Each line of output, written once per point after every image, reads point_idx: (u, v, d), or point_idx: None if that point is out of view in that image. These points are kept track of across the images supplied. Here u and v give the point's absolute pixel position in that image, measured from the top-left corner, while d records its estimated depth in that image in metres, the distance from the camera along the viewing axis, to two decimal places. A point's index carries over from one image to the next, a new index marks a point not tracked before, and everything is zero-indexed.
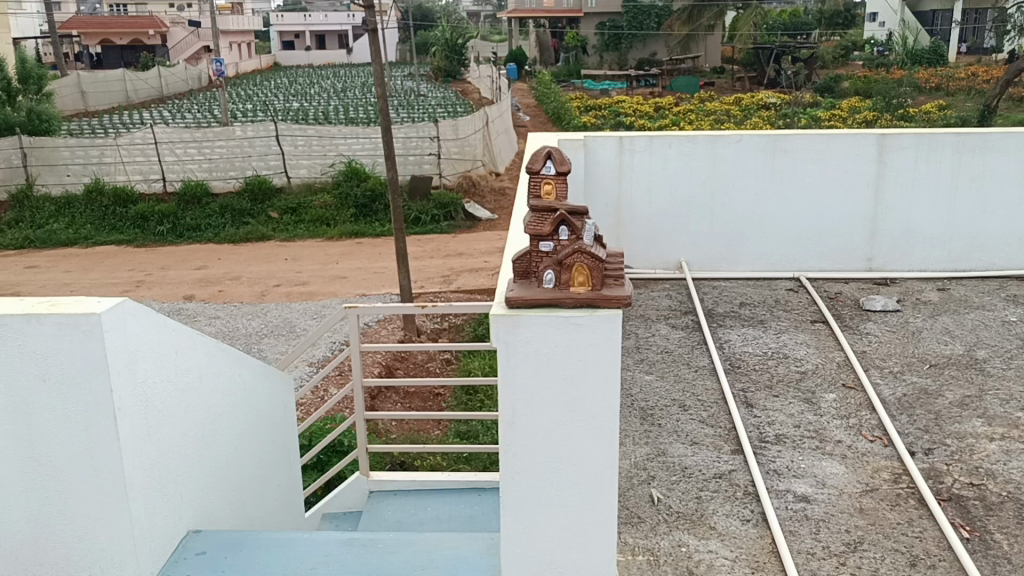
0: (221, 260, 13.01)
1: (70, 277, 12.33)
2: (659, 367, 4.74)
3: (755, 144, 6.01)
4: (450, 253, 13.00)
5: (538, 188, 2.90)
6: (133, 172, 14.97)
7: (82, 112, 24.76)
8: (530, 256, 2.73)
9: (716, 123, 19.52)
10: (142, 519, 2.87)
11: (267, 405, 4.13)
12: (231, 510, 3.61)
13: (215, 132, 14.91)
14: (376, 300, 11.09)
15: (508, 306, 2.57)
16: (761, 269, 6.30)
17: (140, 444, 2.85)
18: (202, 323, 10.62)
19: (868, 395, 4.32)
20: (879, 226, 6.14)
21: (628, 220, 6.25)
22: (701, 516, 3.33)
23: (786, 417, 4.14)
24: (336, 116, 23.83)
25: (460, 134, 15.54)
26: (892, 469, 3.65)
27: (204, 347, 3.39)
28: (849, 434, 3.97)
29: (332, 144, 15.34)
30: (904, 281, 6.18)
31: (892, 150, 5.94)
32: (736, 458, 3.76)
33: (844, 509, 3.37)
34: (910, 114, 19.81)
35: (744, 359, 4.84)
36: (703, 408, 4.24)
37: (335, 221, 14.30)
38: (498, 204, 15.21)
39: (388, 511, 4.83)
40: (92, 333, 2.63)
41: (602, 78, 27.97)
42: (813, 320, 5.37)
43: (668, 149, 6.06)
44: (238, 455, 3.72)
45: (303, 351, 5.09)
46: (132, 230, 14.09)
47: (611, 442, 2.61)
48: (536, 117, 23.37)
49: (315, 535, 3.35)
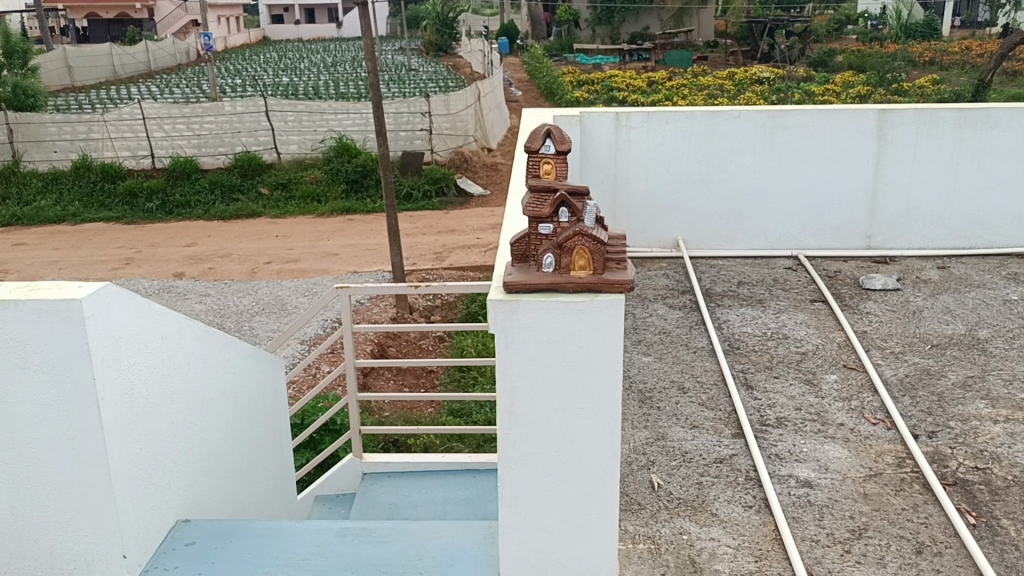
0: (211, 237, 12.86)
1: (59, 255, 12.18)
2: (656, 348, 4.66)
3: (754, 119, 5.89)
4: (442, 230, 12.88)
5: (537, 167, 2.79)
6: (121, 148, 14.75)
7: (69, 87, 24.40)
8: (529, 239, 2.62)
9: (709, 98, 19.37)
10: (128, 511, 2.78)
11: (258, 389, 4.04)
12: (222, 498, 3.53)
13: (204, 107, 14.69)
14: (368, 278, 10.98)
15: (506, 291, 2.46)
16: (759, 247, 6.21)
17: (124, 432, 2.76)
18: (193, 301, 10.50)
19: (870, 376, 4.25)
20: (878, 204, 6.05)
21: (624, 197, 6.15)
22: (702, 503, 3.26)
23: (786, 400, 4.07)
24: (326, 91, 23.58)
25: (452, 109, 15.35)
26: (896, 453, 3.59)
27: (192, 331, 3.29)
28: (851, 416, 3.90)
29: (322, 120, 15.14)
30: (903, 258, 6.09)
31: (893, 126, 5.84)
32: (737, 442, 3.68)
33: (847, 495, 3.30)
34: (904, 89, 19.72)
35: (743, 339, 4.76)
36: (702, 390, 4.17)
37: (326, 197, 14.15)
38: (490, 179, 15.08)
39: (382, 493, 4.77)
40: (73, 319, 2.52)
41: (594, 52, 27.78)
42: (813, 300, 5.29)
43: (665, 125, 5.95)
44: (227, 442, 3.63)
45: (292, 334, 4.95)
46: (121, 206, 13.92)
47: (613, 430, 2.53)
48: (528, 92, 23.14)
49: (308, 524, 3.27)
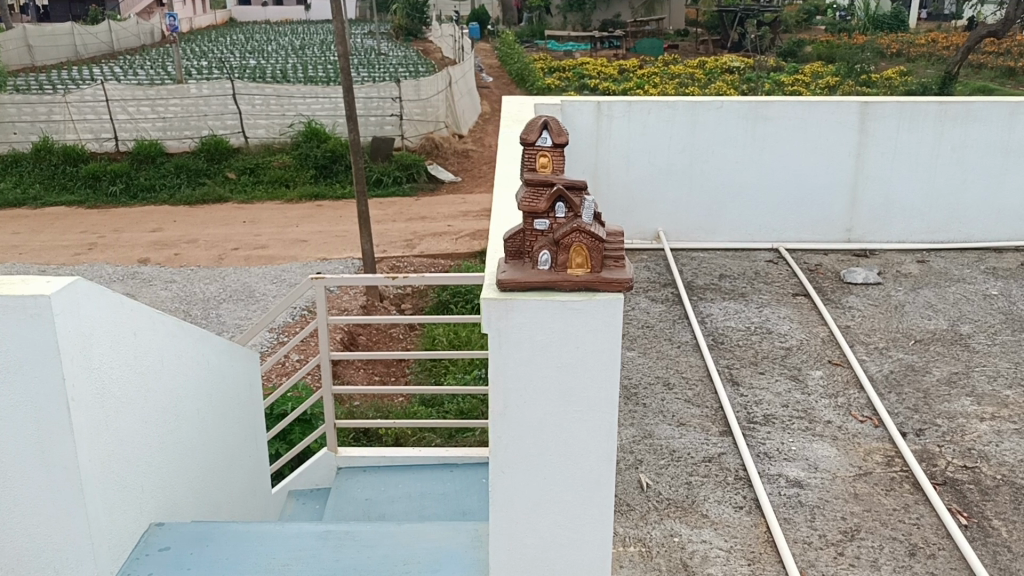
0: (177, 222, 12.59)
1: (19, 239, 11.87)
2: (640, 343, 4.60)
3: (737, 110, 5.83)
4: (413, 217, 12.73)
5: (533, 161, 2.68)
6: (83, 130, 14.37)
7: (29, 67, 23.79)
8: (524, 234, 2.52)
9: (681, 87, 19.36)
10: (100, 517, 2.65)
11: (232, 385, 3.90)
12: (196, 499, 3.42)
13: (169, 90, 14.37)
14: (338, 265, 10.82)
15: (499, 290, 2.37)
16: (739, 240, 6.17)
17: (96, 435, 2.62)
18: (158, 288, 10.27)
19: (856, 372, 4.22)
20: (859, 196, 6.03)
21: (605, 187, 6.07)
22: (693, 504, 3.20)
23: (773, 396, 4.02)
24: (294, 74, 23.25)
25: (422, 94, 15.10)
26: (885, 451, 3.56)
27: (165, 326, 3.16)
28: (838, 413, 3.87)
29: (290, 104, 14.85)
30: (882, 252, 6.08)
31: (874, 118, 5.81)
32: (725, 440, 3.63)
33: (838, 495, 3.26)
34: (872, 80, 19.88)
35: (727, 334, 4.71)
36: (688, 387, 4.11)
37: (295, 182, 13.92)
38: (461, 166, 14.96)
39: (358, 489, 4.65)
40: (41, 317, 2.39)
41: (565, 39, 27.59)
42: (795, 293, 5.26)
43: (647, 115, 5.87)
44: (202, 439, 3.51)
45: (264, 327, 4.83)
46: (84, 190, 13.58)
47: (610, 433, 2.45)
48: (498, 78, 22.92)
49: (287, 528, 3.16)
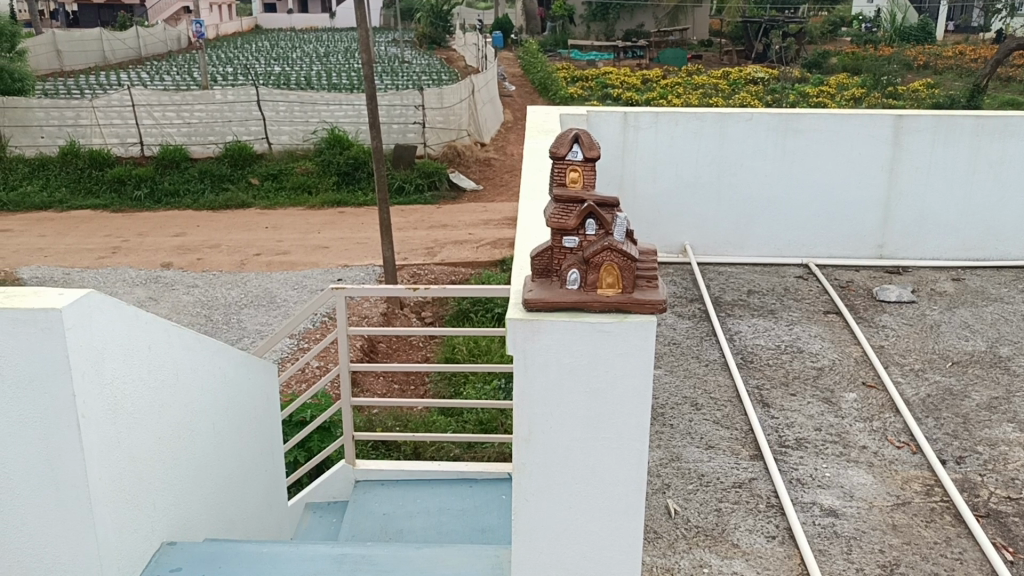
0: (200, 227, 12.59)
1: (44, 242, 11.93)
2: (667, 360, 4.47)
3: (767, 123, 5.71)
4: (434, 224, 12.67)
5: (562, 175, 2.51)
6: (110, 135, 14.43)
7: (57, 72, 24.03)
8: (552, 252, 2.40)
9: (705, 97, 19.24)
10: (110, 536, 2.56)
11: (249, 397, 3.82)
12: (210, 516, 3.33)
13: (194, 95, 14.41)
14: (359, 271, 10.78)
15: (526, 310, 2.26)
16: (768, 254, 6.04)
17: (107, 453, 2.54)
18: (180, 292, 10.27)
19: (891, 395, 4.07)
20: (891, 212, 5.87)
21: (631, 199, 5.95)
22: (722, 532, 3.07)
23: (805, 419, 3.88)
24: (318, 81, 23.32)
25: (445, 102, 15.07)
26: (923, 480, 3.41)
27: (181, 339, 3.08)
28: (874, 438, 3.72)
29: (314, 110, 14.85)
30: (916, 269, 5.91)
31: (908, 132, 5.66)
32: (756, 465, 3.50)
33: (875, 526, 3.12)
34: (899, 92, 19.64)
35: (756, 352, 4.58)
36: (716, 408, 3.98)
37: (317, 188, 13.90)
38: (483, 174, 14.87)
39: (376, 504, 4.55)
40: (52, 331, 2.31)
41: (588, 48, 27.46)
42: (827, 311, 5.11)
43: (675, 126, 5.75)
44: (217, 454, 3.43)
45: (289, 332, 4.72)
46: (109, 194, 13.64)
47: (639, 462, 2.34)
48: (522, 87, 22.83)
49: (302, 548, 3.06)
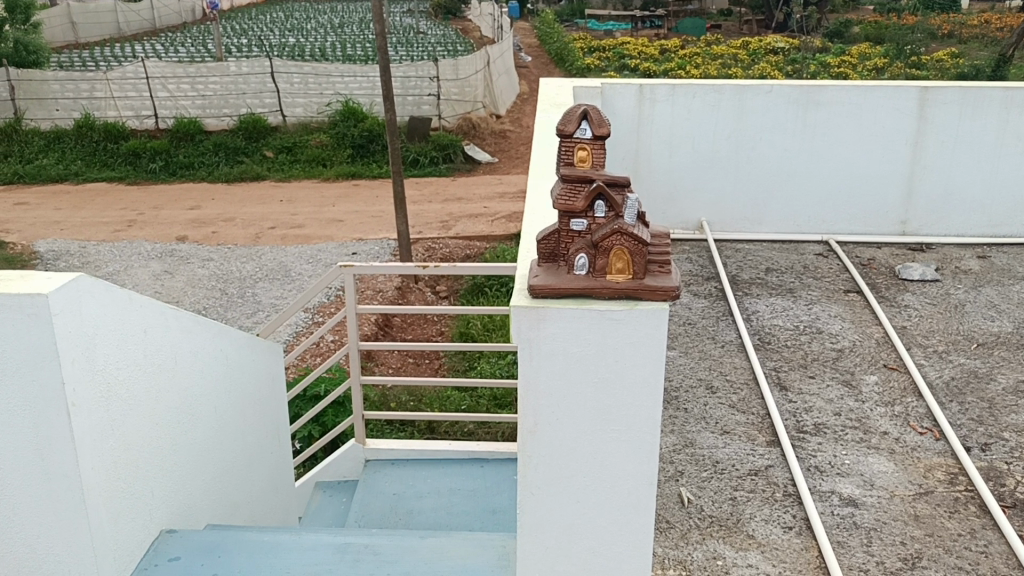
0: (214, 200, 12.52)
1: (60, 215, 11.90)
2: (681, 342, 4.35)
3: (788, 95, 5.53)
4: (449, 198, 12.54)
5: (569, 153, 2.38)
6: (124, 107, 14.33)
7: (72, 44, 23.94)
8: (559, 235, 2.29)
9: (723, 67, 18.93)
10: (105, 527, 2.49)
11: (252, 379, 3.73)
12: (212, 501, 3.27)
13: (209, 68, 14.28)
14: (373, 245, 10.70)
15: (531, 296, 2.15)
16: (787, 231, 5.88)
17: (100, 442, 2.47)
18: (195, 265, 10.22)
19: (914, 378, 3.94)
20: (915, 187, 5.70)
21: (646, 174, 5.80)
22: (738, 522, 2.97)
23: (824, 403, 3.76)
24: (333, 52, 23.10)
25: (461, 74, 14.88)
26: (947, 468, 3.29)
27: (179, 322, 2.99)
28: (896, 424, 3.60)
29: (328, 82, 14.70)
30: (939, 246, 5.74)
31: (934, 104, 5.47)
32: (773, 452, 3.39)
33: (896, 516, 3.01)
34: (922, 62, 19.24)
35: (774, 333, 4.45)
36: (732, 391, 3.86)
37: (332, 161, 13.78)
38: (498, 147, 14.69)
39: (386, 484, 4.47)
40: (39, 316, 2.22)
41: (606, 18, 27.08)
42: (847, 290, 4.96)
43: (692, 99, 5.59)
44: (219, 438, 3.36)
45: (301, 307, 4.56)
46: (124, 166, 13.59)
47: (650, 456, 2.24)
48: (538, 57, 22.53)
49: (304, 537, 2.98)
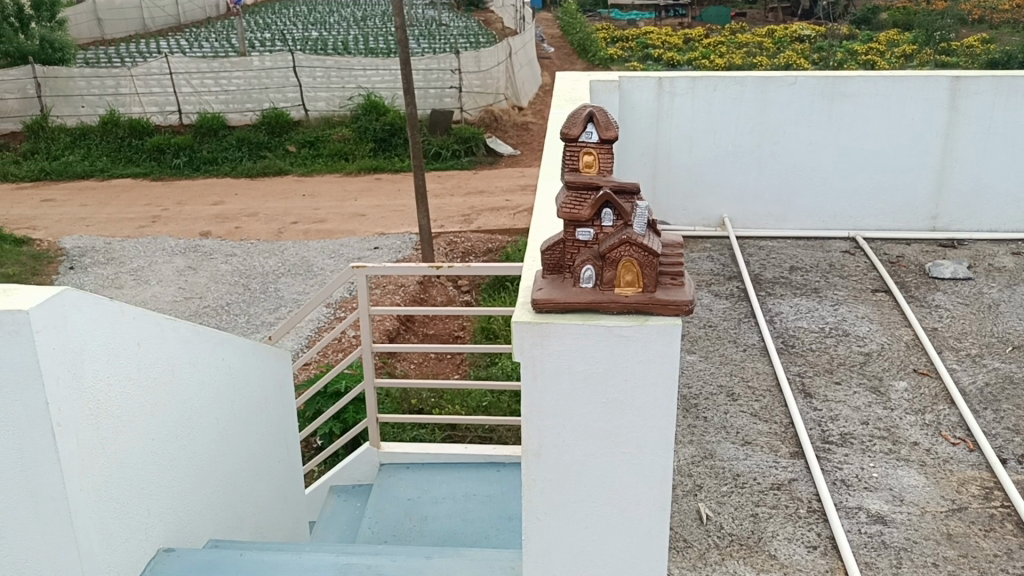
0: (238, 196, 12.48)
1: (86, 211, 11.92)
2: (702, 345, 4.20)
3: (812, 87, 5.35)
4: (471, 191, 12.41)
5: (575, 159, 2.24)
6: (148, 103, 14.32)
7: (98, 40, 24.11)
8: (564, 246, 2.16)
9: (748, 55, 18.62)
10: (96, 548, 2.39)
11: (257, 389, 3.62)
12: (213, 516, 3.17)
13: (232, 63, 14.23)
14: (395, 240, 10.59)
15: (535, 312, 2.02)
16: (812, 227, 5.70)
17: (88, 462, 2.37)
18: (218, 261, 10.18)
19: (945, 384, 3.76)
20: (946, 181, 5.49)
21: (666, 171, 5.65)
22: (759, 542, 2.82)
23: (851, 412, 3.60)
24: (356, 46, 23.04)
25: (483, 66, 14.74)
26: (981, 482, 3.12)
27: (176, 333, 2.89)
28: (927, 434, 3.43)
29: (350, 76, 14.60)
30: (972, 241, 5.52)
31: (966, 94, 5.25)
32: (796, 464, 3.23)
33: (927, 535, 2.85)
34: (952, 48, 18.83)
35: (798, 336, 4.29)
36: (755, 398, 3.71)
37: (354, 155, 13.69)
38: (521, 139, 14.53)
39: (400, 488, 4.36)
40: (20, 335, 2.12)
41: (628, 8, 26.79)
42: (875, 290, 4.78)
43: (713, 92, 5.42)
44: (222, 449, 3.26)
45: (317, 306, 4.42)
46: (149, 162, 13.59)
47: (663, 480, 2.10)
48: (560, 48, 22.30)
49: (306, 557, 2.87)
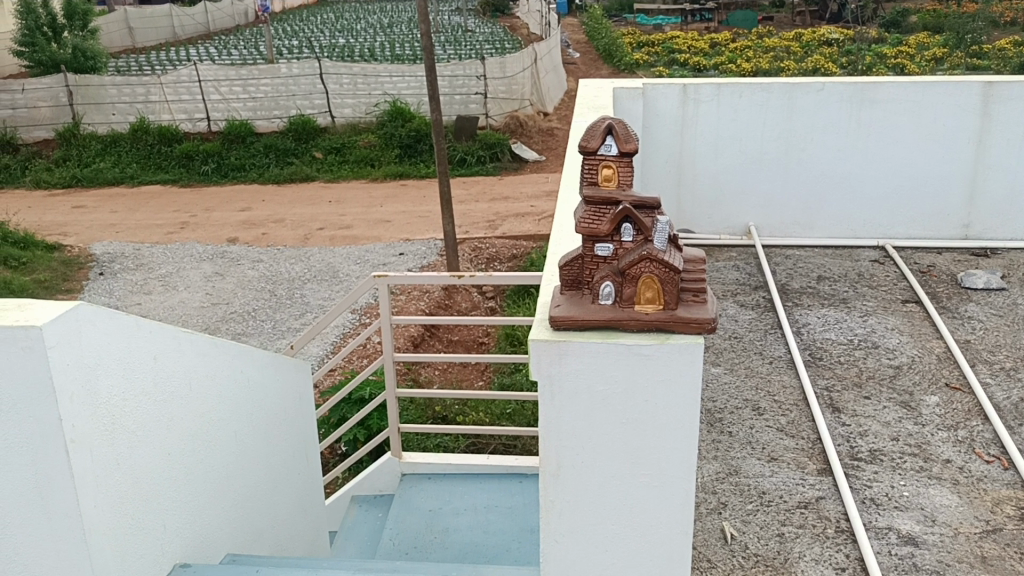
0: (265, 202, 12.55)
1: (116, 218, 12.04)
2: (727, 357, 4.12)
3: (841, 94, 5.25)
4: (495, 197, 12.37)
5: (593, 172, 2.19)
6: (178, 110, 14.43)
7: (129, 49, 24.38)
8: (583, 261, 2.12)
9: (775, 59, 18.47)
10: (110, 565, 2.37)
11: (275, 401, 3.60)
12: (231, 531, 3.15)
13: (260, 70, 14.31)
14: (420, 246, 10.57)
15: (553, 329, 1.97)
16: (841, 235, 5.59)
17: (101, 478, 2.34)
18: (245, 267, 10.22)
19: (979, 399, 3.65)
20: (978, 188, 5.36)
21: (690, 178, 5.58)
22: (785, 563, 2.74)
23: (880, 427, 3.51)
24: (383, 52, 23.10)
25: (508, 71, 14.71)
26: (1017, 501, 3.03)
27: (193, 344, 2.87)
28: (959, 451, 3.33)
29: (377, 83, 14.61)
30: (1005, 250, 5.39)
31: (1000, 100, 5.13)
32: (824, 481, 3.15)
33: (961, 558, 2.76)
34: (983, 51, 18.54)
35: (825, 348, 4.19)
36: (780, 412, 3.63)
37: (380, 161, 13.72)
38: (545, 145, 14.49)
39: (421, 499, 4.32)
40: (33, 350, 2.10)
41: (655, 12, 26.68)
42: (904, 300, 4.67)
43: (738, 98, 5.33)
44: (239, 463, 3.24)
45: (340, 313, 4.38)
46: (177, 169, 13.71)
47: (685, 503, 2.04)
48: (586, 53, 22.24)
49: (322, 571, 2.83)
